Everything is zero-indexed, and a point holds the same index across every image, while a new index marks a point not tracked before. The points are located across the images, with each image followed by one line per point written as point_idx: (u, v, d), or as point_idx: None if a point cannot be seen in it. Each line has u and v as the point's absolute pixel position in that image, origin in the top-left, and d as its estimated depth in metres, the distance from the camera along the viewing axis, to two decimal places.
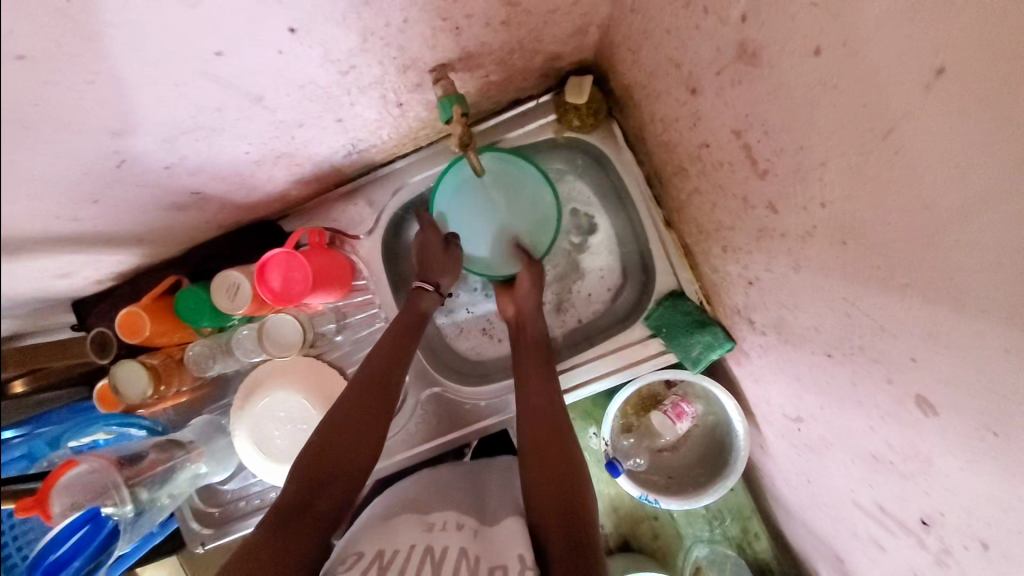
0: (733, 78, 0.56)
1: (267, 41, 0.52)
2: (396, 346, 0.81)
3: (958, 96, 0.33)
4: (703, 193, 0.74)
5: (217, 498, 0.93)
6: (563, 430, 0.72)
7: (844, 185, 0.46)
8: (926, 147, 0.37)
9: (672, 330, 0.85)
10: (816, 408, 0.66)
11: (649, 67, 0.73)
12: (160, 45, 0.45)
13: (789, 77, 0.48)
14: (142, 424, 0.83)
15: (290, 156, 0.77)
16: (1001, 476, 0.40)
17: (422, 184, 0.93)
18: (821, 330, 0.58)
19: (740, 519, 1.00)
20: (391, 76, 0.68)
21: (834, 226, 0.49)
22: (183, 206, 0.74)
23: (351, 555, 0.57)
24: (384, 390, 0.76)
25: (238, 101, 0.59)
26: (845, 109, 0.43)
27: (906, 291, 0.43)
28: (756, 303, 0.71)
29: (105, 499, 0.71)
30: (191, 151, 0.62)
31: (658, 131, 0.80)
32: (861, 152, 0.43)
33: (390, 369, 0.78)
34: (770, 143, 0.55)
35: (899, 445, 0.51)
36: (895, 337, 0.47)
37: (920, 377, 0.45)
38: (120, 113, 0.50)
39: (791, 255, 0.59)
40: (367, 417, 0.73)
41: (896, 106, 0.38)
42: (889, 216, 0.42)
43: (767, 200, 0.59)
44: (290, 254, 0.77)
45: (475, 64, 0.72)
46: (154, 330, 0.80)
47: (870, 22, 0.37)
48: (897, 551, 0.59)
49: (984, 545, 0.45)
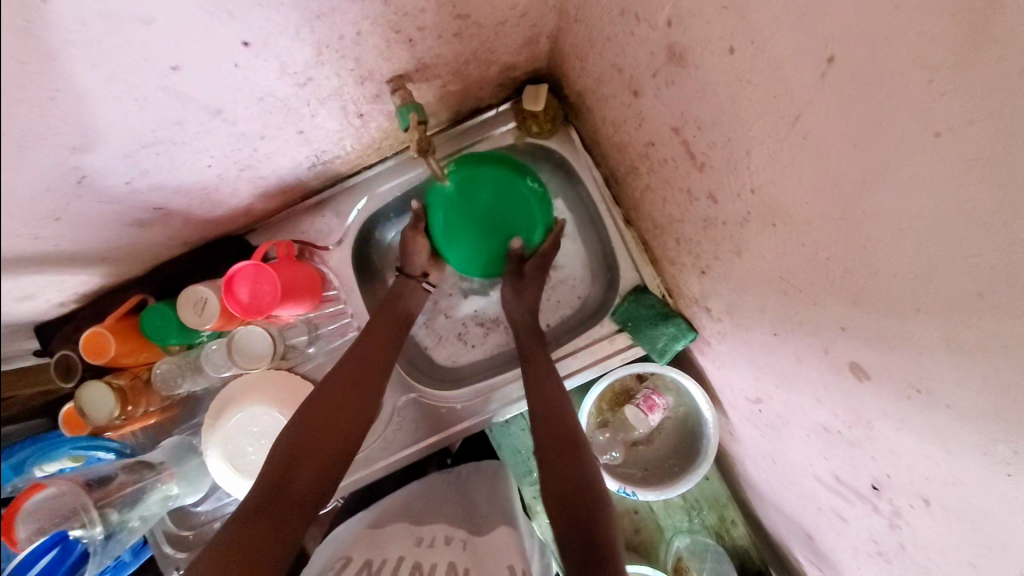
0: (667, 79, 0.61)
1: (222, 54, 0.54)
2: (370, 350, 0.82)
3: (850, 80, 0.38)
4: (654, 189, 0.78)
5: (190, 521, 0.91)
6: (558, 422, 0.76)
7: (768, 171, 0.50)
8: (831, 129, 0.41)
9: (636, 324, 0.87)
10: (771, 387, 0.69)
11: (596, 73, 0.77)
12: (119, 58, 0.47)
13: (712, 75, 0.52)
14: (109, 446, 0.82)
15: (253, 169, 0.78)
16: (929, 427, 0.43)
17: (388, 194, 0.95)
18: (766, 311, 0.62)
19: (717, 507, 1.02)
20: (349, 88, 0.70)
21: (764, 210, 0.54)
22: (147, 222, 0.74)
23: (339, 560, 0.61)
24: (357, 392, 0.78)
25: (197, 114, 0.60)
26: (761, 101, 0.47)
27: (830, 263, 0.47)
28: (710, 291, 0.75)
29: (70, 523, 0.71)
30: (153, 165, 0.63)
31: (610, 133, 0.85)
32: (778, 138, 0.47)
33: (361, 368, 0.80)
34: (705, 137, 0.59)
35: (843, 413, 0.55)
36: (827, 309, 0.50)
37: (851, 344, 0.49)
38: (80, 126, 0.50)
39: (733, 241, 0.63)
40: (341, 416, 0.75)
41: (802, 95, 0.42)
42: (809, 195, 0.46)
43: (707, 190, 0.63)
44: (258, 266, 0.77)
45: (432, 75, 0.75)
46: (120, 350, 0.79)
47: (771, 22, 0.42)
48: (857, 521, 0.62)
49: (926, 501, 0.48)
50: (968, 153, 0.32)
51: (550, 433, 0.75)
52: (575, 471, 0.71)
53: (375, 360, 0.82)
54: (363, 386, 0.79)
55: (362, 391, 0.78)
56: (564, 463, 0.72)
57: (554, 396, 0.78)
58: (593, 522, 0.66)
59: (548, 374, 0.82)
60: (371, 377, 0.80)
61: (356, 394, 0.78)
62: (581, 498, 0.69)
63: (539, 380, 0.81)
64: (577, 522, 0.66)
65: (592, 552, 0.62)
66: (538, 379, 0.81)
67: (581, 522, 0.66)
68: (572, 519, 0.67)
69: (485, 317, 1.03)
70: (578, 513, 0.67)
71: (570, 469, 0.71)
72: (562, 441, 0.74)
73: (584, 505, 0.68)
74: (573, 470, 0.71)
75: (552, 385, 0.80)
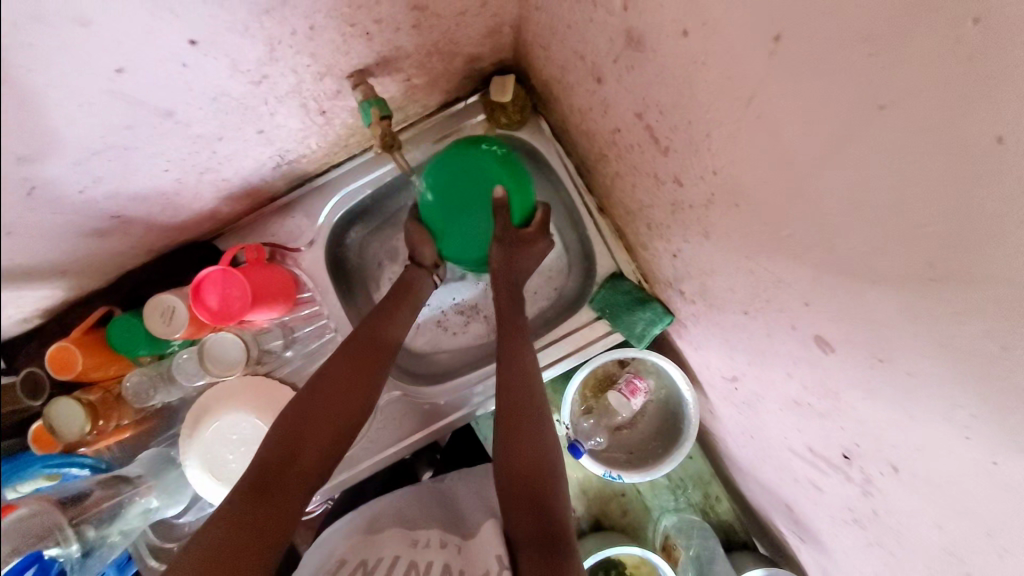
0: (627, 64, 0.61)
1: (168, 54, 0.52)
2: (366, 347, 0.79)
3: (796, 59, 0.38)
4: (624, 175, 0.78)
5: (174, 533, 0.89)
6: (533, 399, 0.76)
7: (728, 153, 0.51)
8: (782, 108, 0.42)
9: (614, 310, 0.88)
10: (745, 364, 0.71)
11: (560, 61, 0.77)
12: (59, 63, 0.45)
13: (669, 59, 0.52)
14: (84, 462, 0.79)
15: (215, 172, 0.76)
16: (891, 394, 0.44)
17: (359, 191, 0.93)
18: (735, 291, 0.63)
19: (701, 485, 1.04)
20: (308, 84, 0.69)
21: (727, 191, 0.54)
22: (105, 232, 0.72)
23: (334, 563, 0.62)
24: (356, 394, 0.75)
25: (148, 117, 0.58)
26: (716, 83, 0.48)
27: (790, 241, 0.48)
28: (683, 274, 0.76)
29: (46, 542, 0.69)
30: (106, 171, 0.61)
31: (578, 121, 0.84)
32: (734, 119, 0.48)
33: (361, 368, 0.77)
34: (667, 121, 0.59)
35: (811, 385, 0.56)
36: (791, 286, 0.51)
37: (815, 319, 0.50)
38: (24, 135, 0.49)
39: (701, 224, 0.63)
40: (337, 419, 0.73)
41: (754, 75, 0.43)
42: (766, 175, 0.47)
43: (673, 174, 0.64)
44: (226, 271, 0.75)
45: (394, 68, 0.74)
46: (87, 364, 0.77)
47: (720, 4, 0.42)
48: (832, 489, 0.64)
49: (894, 468, 0.49)
50: (914, 125, 0.33)
51: (521, 417, 0.74)
52: (541, 461, 0.72)
53: (368, 366, 0.77)
54: (351, 392, 0.75)
55: (359, 392, 0.76)
56: (529, 448, 0.73)
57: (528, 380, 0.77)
58: (551, 513, 0.68)
59: (529, 352, 0.81)
60: (356, 376, 0.76)
61: (343, 399, 0.74)
62: (540, 488, 0.70)
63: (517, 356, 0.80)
64: (537, 511, 0.67)
65: (547, 542, 0.64)
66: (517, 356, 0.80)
67: (538, 511, 0.68)
68: (532, 509, 0.68)
69: (465, 304, 1.03)
70: (539, 503, 0.68)
71: (535, 457, 0.72)
72: (530, 420, 0.74)
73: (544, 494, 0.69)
74: (538, 458, 0.72)
75: (527, 370, 0.79)
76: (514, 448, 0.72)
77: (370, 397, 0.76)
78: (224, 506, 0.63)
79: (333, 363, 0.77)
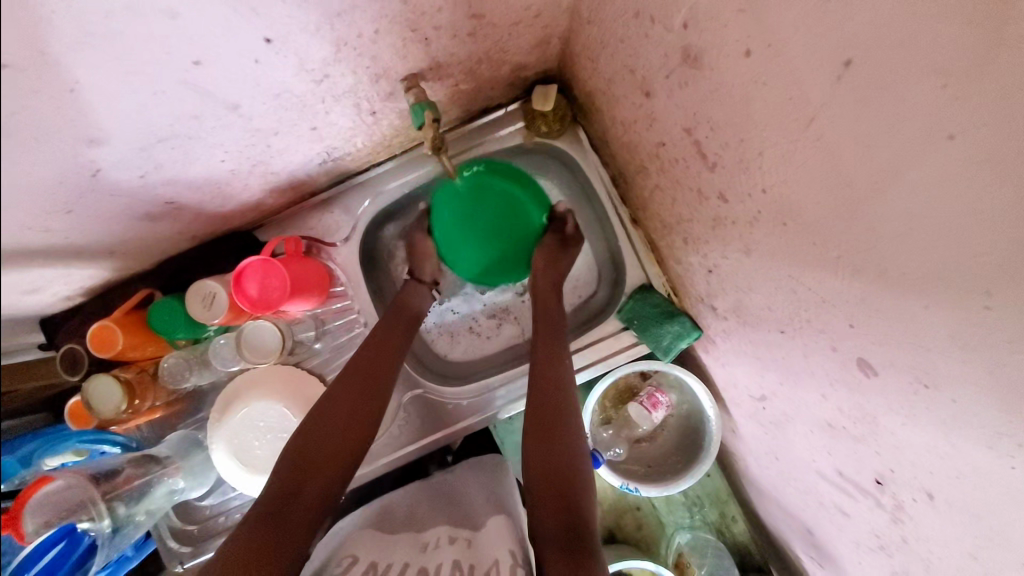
0: (680, 81, 0.62)
1: (244, 50, 0.54)
2: (381, 346, 0.81)
3: (865, 85, 0.39)
4: (664, 189, 0.79)
5: (194, 515, 0.91)
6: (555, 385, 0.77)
7: (780, 172, 0.52)
8: (845, 132, 0.42)
9: (642, 322, 0.88)
10: (776, 383, 0.70)
11: (606, 74, 0.79)
12: (144, 52, 0.48)
13: (726, 77, 0.54)
14: (115, 440, 0.81)
15: (265, 164, 0.78)
16: (935, 420, 0.44)
17: (397, 190, 0.95)
18: (773, 309, 0.63)
19: (718, 504, 1.03)
20: (364, 85, 0.71)
21: (776, 209, 0.55)
22: (157, 216, 0.74)
23: (345, 559, 0.62)
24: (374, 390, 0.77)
25: (215, 109, 0.61)
26: (775, 104, 0.49)
27: (840, 262, 0.49)
28: (717, 290, 0.76)
29: (80, 515, 0.70)
30: (168, 159, 0.64)
31: (619, 133, 0.86)
32: (792, 140, 0.48)
33: (380, 366, 0.79)
34: (717, 137, 0.60)
35: (849, 408, 0.56)
36: (835, 307, 0.52)
37: (859, 342, 0.50)
38: (97, 120, 0.51)
39: (742, 241, 0.64)
40: (360, 410, 0.75)
41: (817, 97, 0.44)
42: (819, 196, 0.48)
43: (717, 190, 0.64)
44: (267, 261, 0.77)
45: (445, 73, 0.76)
46: (127, 343, 0.79)
47: (789, 27, 0.43)
48: (859, 515, 0.63)
49: (930, 495, 0.49)
50: (980, 156, 0.33)
51: (544, 411, 0.75)
52: (568, 469, 0.70)
53: (379, 366, 0.79)
54: (366, 387, 0.77)
55: (381, 385, 0.78)
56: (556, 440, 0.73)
57: (556, 385, 0.77)
58: (577, 513, 0.65)
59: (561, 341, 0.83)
60: (372, 375, 0.78)
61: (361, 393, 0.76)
62: (566, 489, 0.68)
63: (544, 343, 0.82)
64: (558, 504, 0.67)
65: (571, 537, 0.62)
66: (545, 344, 0.82)
67: (561, 506, 0.66)
68: (559, 508, 0.66)
69: (493, 308, 1.03)
70: (565, 506, 0.66)
71: (557, 463, 0.70)
72: (552, 412, 0.75)
73: (569, 496, 0.67)
74: (563, 463, 0.70)
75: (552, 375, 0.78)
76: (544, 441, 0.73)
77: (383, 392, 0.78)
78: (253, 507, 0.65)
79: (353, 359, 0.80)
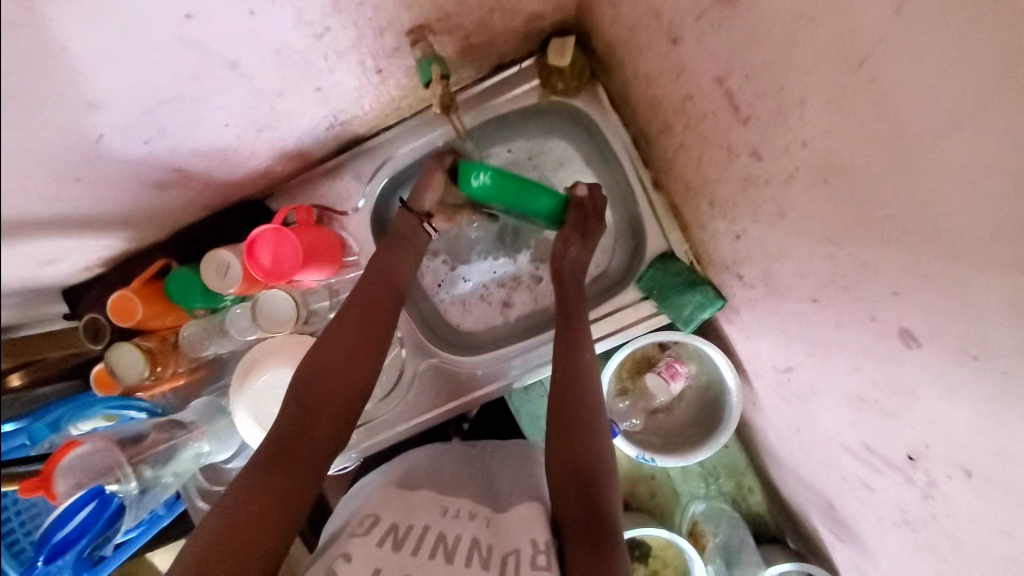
0: (712, 22, 0.57)
1: (238, 0, 0.52)
2: (386, 296, 0.79)
3: (932, 13, 0.34)
4: (689, 147, 0.74)
5: (222, 477, 0.94)
6: (579, 369, 0.75)
7: (825, 121, 0.47)
8: (903, 70, 0.38)
9: (663, 292, 0.84)
10: (802, 356, 0.67)
11: (630, 20, 0.73)
12: (135, 2, 0.45)
13: (766, 14, 0.49)
14: (141, 406, 0.84)
15: (272, 129, 0.76)
16: (983, 397, 0.41)
17: (408, 156, 0.91)
18: (805, 277, 0.59)
19: (735, 475, 1.01)
20: (368, 40, 0.67)
21: (816, 165, 0.50)
22: (166, 184, 0.73)
23: (367, 518, 0.62)
24: (375, 340, 0.76)
25: (214, 69, 0.58)
26: (822, 42, 0.44)
27: (887, 224, 0.44)
28: (744, 257, 0.72)
29: (109, 477, 0.72)
30: (171, 124, 0.62)
31: (641, 88, 0.80)
32: (839, 83, 0.44)
33: (379, 312, 0.77)
34: (751, 86, 0.55)
35: (882, 381, 0.53)
36: (877, 273, 0.48)
37: (901, 310, 0.47)
38: (95, 82, 0.49)
39: (775, 203, 0.59)
40: (361, 361, 0.74)
41: (872, 32, 0.39)
42: (868, 150, 0.43)
43: (750, 146, 0.60)
44: (278, 230, 0.76)
45: (453, 25, 0.72)
46: (147, 312, 0.80)
47: None
48: (885, 490, 0.61)
49: (966, 472, 0.46)
50: None
51: (569, 398, 0.73)
52: (587, 454, 0.70)
53: (369, 340, 0.76)
54: (361, 366, 0.74)
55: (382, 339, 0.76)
56: (578, 429, 0.72)
57: (575, 366, 0.75)
58: (597, 499, 0.67)
59: (586, 327, 0.80)
60: (364, 356, 0.74)
61: (353, 373, 0.73)
62: (589, 478, 0.68)
63: (572, 333, 0.78)
64: (582, 496, 0.67)
65: (592, 524, 0.64)
66: (572, 333, 0.78)
67: (585, 495, 0.67)
68: (579, 494, 0.67)
69: (508, 277, 1.01)
70: (586, 493, 0.67)
71: (580, 451, 0.70)
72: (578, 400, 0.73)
73: (587, 482, 0.68)
74: (585, 452, 0.70)
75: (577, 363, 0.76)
76: (567, 429, 0.72)
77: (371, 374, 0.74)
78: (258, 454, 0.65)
79: (350, 303, 0.77)
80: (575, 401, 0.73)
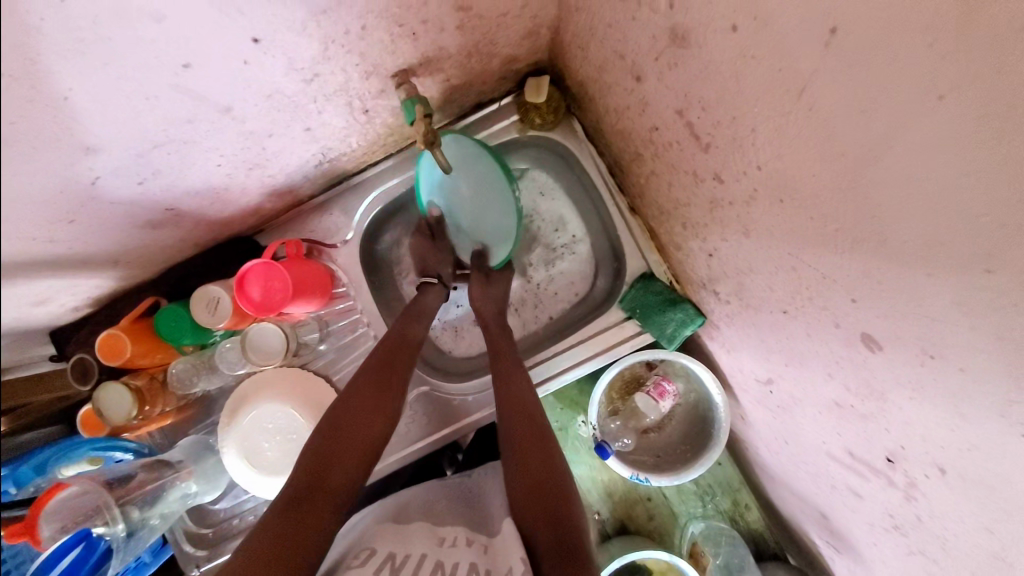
0: (669, 62, 0.62)
1: (232, 51, 0.55)
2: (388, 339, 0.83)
3: (853, 51, 0.39)
4: (660, 174, 0.79)
5: (208, 518, 0.92)
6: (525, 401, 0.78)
7: (774, 146, 0.52)
8: (835, 98, 0.42)
9: (645, 311, 0.87)
10: (782, 366, 0.70)
11: (597, 61, 0.79)
12: (137, 58, 0.49)
13: (714, 55, 0.54)
14: (127, 447, 0.83)
15: (262, 167, 0.79)
16: (944, 393, 0.43)
17: (394, 189, 0.96)
18: (775, 290, 0.63)
19: (730, 492, 1.02)
20: (355, 83, 0.72)
21: (771, 186, 0.55)
22: (159, 224, 0.75)
23: (364, 551, 0.62)
24: (387, 381, 0.78)
25: (208, 112, 0.62)
26: (765, 76, 0.49)
27: (839, 236, 0.48)
28: (719, 274, 0.75)
29: (95, 520, 0.70)
30: (165, 165, 0.65)
31: (612, 121, 0.85)
32: (783, 112, 0.48)
33: (394, 355, 0.82)
34: (709, 117, 0.60)
35: (856, 386, 0.55)
36: (837, 282, 0.51)
37: (862, 316, 0.49)
38: (93, 128, 0.52)
39: (740, 222, 0.63)
40: (373, 399, 0.76)
41: (806, 65, 0.44)
42: (813, 168, 0.48)
43: (713, 171, 0.64)
44: (269, 263, 0.78)
45: (436, 68, 0.77)
46: (136, 350, 0.79)
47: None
48: (872, 496, 0.62)
49: (942, 470, 0.48)
50: (979, 112, 0.32)
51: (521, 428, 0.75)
52: (553, 484, 0.69)
53: (367, 383, 0.77)
54: (362, 415, 0.74)
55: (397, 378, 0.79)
56: (533, 458, 0.72)
57: (530, 404, 0.78)
58: (565, 525, 0.65)
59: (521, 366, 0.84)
60: (372, 404, 0.75)
61: (365, 427, 0.73)
62: (556, 502, 0.68)
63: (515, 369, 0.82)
64: (551, 518, 0.66)
65: (563, 546, 0.62)
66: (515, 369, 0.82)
67: (554, 520, 0.66)
68: (550, 524, 0.65)
69: None
70: (557, 516, 0.66)
71: (544, 478, 0.70)
72: (535, 431, 0.75)
73: (563, 509, 0.67)
74: (548, 477, 0.70)
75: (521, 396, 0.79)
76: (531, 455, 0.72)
77: (382, 422, 0.74)
78: (278, 499, 0.64)
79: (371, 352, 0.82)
80: (531, 431, 0.75)
